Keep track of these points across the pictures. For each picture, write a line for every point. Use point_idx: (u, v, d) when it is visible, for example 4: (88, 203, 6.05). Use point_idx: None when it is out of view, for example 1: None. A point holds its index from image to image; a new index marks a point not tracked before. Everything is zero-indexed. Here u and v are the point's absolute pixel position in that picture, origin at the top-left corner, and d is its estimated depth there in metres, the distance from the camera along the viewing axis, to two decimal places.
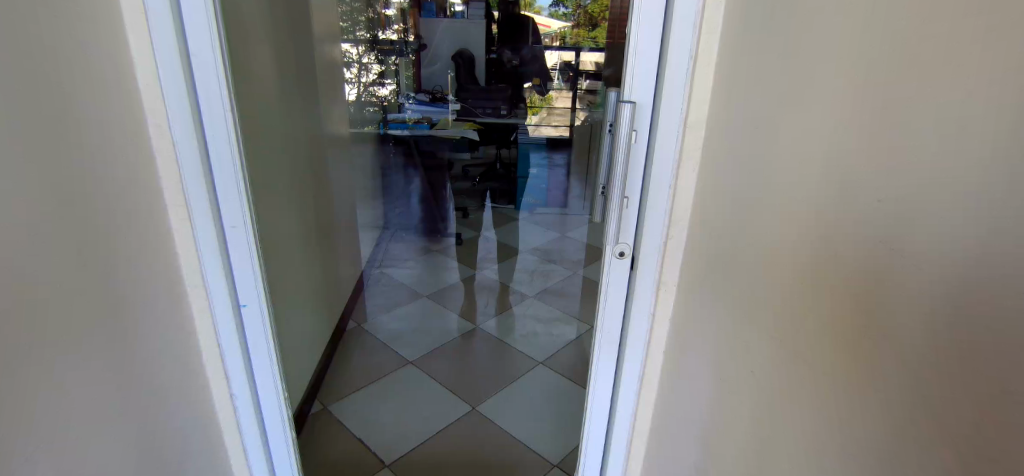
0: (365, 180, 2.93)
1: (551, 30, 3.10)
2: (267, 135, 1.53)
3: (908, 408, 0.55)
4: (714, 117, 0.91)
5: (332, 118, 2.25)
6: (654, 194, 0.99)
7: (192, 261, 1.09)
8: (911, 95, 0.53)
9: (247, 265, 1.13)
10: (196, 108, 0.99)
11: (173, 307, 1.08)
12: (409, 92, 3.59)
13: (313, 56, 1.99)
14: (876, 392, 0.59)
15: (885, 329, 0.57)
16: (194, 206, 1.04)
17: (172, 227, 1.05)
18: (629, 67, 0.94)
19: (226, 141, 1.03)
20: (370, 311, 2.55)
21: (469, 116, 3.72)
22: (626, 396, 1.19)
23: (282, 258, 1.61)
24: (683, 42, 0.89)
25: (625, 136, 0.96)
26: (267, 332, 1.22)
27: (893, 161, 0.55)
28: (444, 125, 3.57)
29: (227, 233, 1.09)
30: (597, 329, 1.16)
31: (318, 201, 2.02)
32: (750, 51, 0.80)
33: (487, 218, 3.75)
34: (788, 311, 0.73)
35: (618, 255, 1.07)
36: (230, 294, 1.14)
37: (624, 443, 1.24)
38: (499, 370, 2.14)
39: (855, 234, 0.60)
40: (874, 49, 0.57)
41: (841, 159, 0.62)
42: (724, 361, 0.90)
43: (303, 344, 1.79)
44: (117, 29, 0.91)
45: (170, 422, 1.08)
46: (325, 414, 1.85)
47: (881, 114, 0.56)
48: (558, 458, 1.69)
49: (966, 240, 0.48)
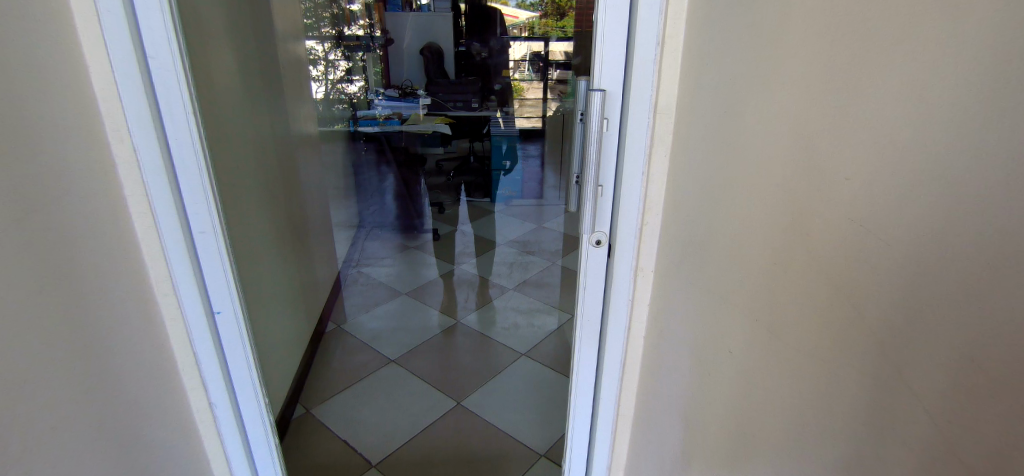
0: (337, 179, 2.88)
1: (518, 21, 3.03)
2: (232, 136, 1.49)
3: (882, 377, 0.57)
4: (683, 102, 0.92)
5: (300, 117, 2.20)
6: (628, 181, 1.00)
7: (161, 269, 1.06)
8: (873, 74, 0.55)
9: (219, 272, 1.11)
10: (156, 111, 0.96)
11: (144, 318, 1.05)
12: (378, 89, 3.59)
13: (277, 55, 1.95)
14: (853, 364, 0.61)
15: (856, 301, 0.59)
16: (160, 212, 1.01)
17: (137, 235, 1.02)
18: (598, 55, 0.95)
19: (190, 145, 1.00)
20: (349, 311, 2.53)
21: (439, 110, 3.64)
22: (609, 383, 1.20)
23: (255, 263, 1.58)
24: (649, 29, 0.90)
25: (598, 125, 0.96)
26: (243, 338, 1.19)
27: (859, 137, 0.57)
28: (416, 121, 3.49)
29: (196, 239, 1.07)
30: (578, 318, 1.17)
31: (290, 203, 1.99)
32: (715, 36, 0.81)
33: (462, 212, 3.82)
34: (763, 291, 0.75)
35: (594, 244, 1.07)
36: (203, 302, 1.11)
37: (610, 429, 1.26)
38: (482, 364, 2.14)
39: (826, 213, 0.62)
40: (836, 31, 0.59)
41: (808, 138, 0.64)
42: (703, 343, 0.92)
43: (281, 348, 1.76)
44: (68, 32, 0.87)
45: (148, 435, 1.05)
46: (309, 418, 1.83)
47: (846, 93, 0.58)
48: (545, 448, 1.70)
49: (932, 212, 0.50)
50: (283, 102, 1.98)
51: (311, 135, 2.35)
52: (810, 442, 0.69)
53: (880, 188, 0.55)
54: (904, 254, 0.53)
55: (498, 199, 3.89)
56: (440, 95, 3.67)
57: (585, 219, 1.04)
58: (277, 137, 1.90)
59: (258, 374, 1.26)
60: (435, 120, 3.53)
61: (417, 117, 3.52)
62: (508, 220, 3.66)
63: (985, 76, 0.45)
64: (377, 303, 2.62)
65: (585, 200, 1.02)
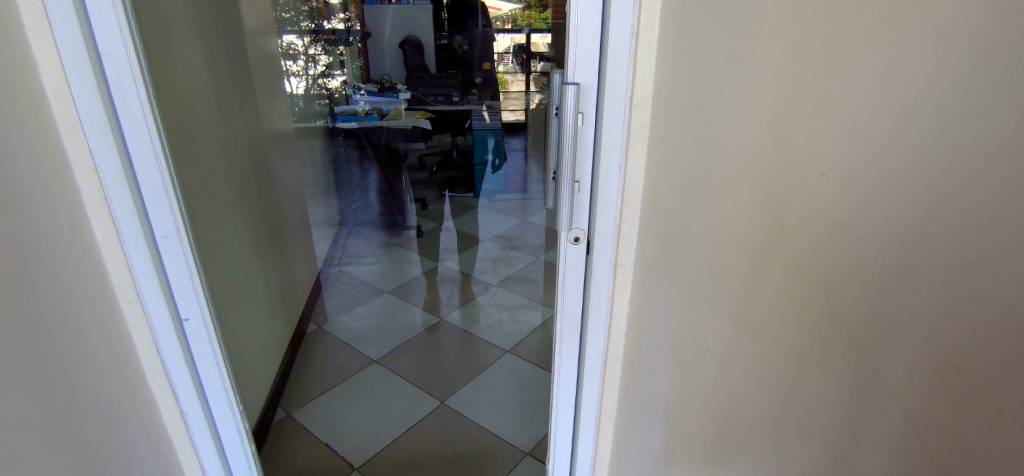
0: (317, 178, 2.84)
1: (501, 13, 2.88)
2: (199, 134, 1.44)
3: (859, 378, 0.57)
4: (659, 96, 0.90)
5: (273, 115, 2.15)
6: (604, 177, 0.98)
7: (124, 276, 1.02)
8: (848, 64, 0.53)
9: (186, 277, 1.07)
10: (112, 111, 0.92)
11: (108, 326, 1.00)
12: (357, 85, 3.49)
13: (246, 51, 1.89)
14: (831, 367, 0.60)
15: (832, 300, 0.58)
16: (120, 215, 0.97)
17: (97, 240, 0.97)
18: (571, 45, 0.92)
19: (150, 146, 0.96)
20: (331, 312, 2.48)
21: (420, 103, 3.60)
22: (592, 381, 1.19)
23: (229, 264, 1.54)
24: (623, 20, 0.88)
25: (572, 119, 0.93)
26: (214, 344, 1.15)
27: (835, 131, 0.55)
28: (396, 115, 3.40)
29: (159, 243, 1.02)
30: (559, 316, 1.15)
31: (264, 202, 1.93)
32: (689, 28, 0.79)
33: (446, 208, 3.78)
34: (739, 288, 0.74)
35: (572, 241, 1.06)
36: (170, 308, 1.07)
37: (593, 426, 1.25)
38: (466, 362, 2.12)
39: (803, 210, 0.60)
40: (809, 23, 0.58)
41: (785, 129, 0.62)
42: (681, 339, 0.91)
43: (258, 350, 1.72)
44: (13, 30, 0.82)
45: (118, 445, 1.02)
46: (290, 421, 1.80)
47: (820, 84, 0.57)
48: (530, 446, 1.69)
49: (907, 209, 0.49)
50: (255, 101, 1.94)
51: (287, 134, 2.30)
52: (790, 444, 0.69)
53: (857, 184, 0.53)
54: (881, 248, 0.52)
55: (482, 194, 3.84)
56: (420, 89, 3.64)
57: (562, 215, 1.02)
58: (249, 137, 1.85)
59: (231, 380, 1.22)
60: (415, 116, 3.42)
61: (396, 113, 3.41)
62: (490, 213, 3.63)
63: (961, 73, 0.43)
64: (358, 303, 2.58)
65: (562, 196, 1.00)
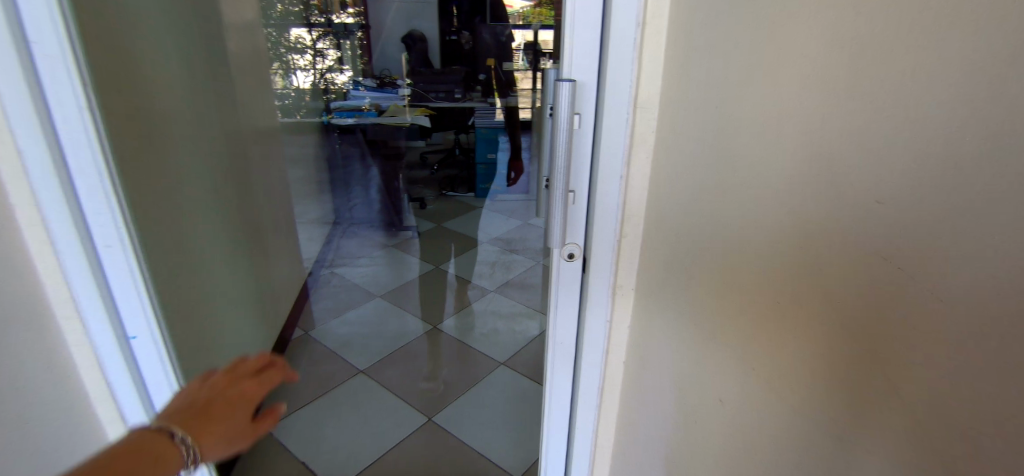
0: (310, 176, 2.74)
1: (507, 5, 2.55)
2: (169, 129, 1.34)
3: (930, 452, 0.46)
4: (668, 94, 0.77)
5: (257, 109, 2.04)
6: (603, 187, 0.86)
7: (62, 293, 0.86)
8: (918, 65, 0.43)
9: (135, 293, 0.92)
10: (42, 99, 0.76)
11: (45, 354, 0.85)
12: (358, 79, 3.41)
13: (226, 43, 1.79)
14: (890, 435, 0.50)
15: (891, 356, 0.48)
16: (56, 222, 0.81)
17: (30, 254, 0.81)
18: (567, 33, 0.80)
19: (87, 141, 0.82)
20: (318, 316, 2.39)
21: (421, 101, 3.48)
22: (585, 414, 1.06)
23: (202, 271, 1.44)
24: (627, 4, 0.75)
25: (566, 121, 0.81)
26: (167, 366, 1.01)
27: (901, 148, 0.45)
28: (395, 112, 3.27)
29: (101, 253, 0.87)
30: (550, 339, 1.03)
31: (244, 202, 1.83)
32: (706, 17, 0.68)
33: (446, 209, 3.67)
34: (766, 328, 0.63)
35: (567, 258, 0.94)
36: (116, 327, 0.92)
37: (587, 461, 1.13)
38: (457, 374, 2.01)
39: (853, 246, 0.50)
40: (861, 2, 0.47)
41: (828, 132, 0.51)
42: (691, 377, 0.80)
43: (235, 361, 1.62)
44: None
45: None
46: (266, 438, 1.68)
47: (880, 89, 0.46)
48: (520, 470, 1.57)
49: (1005, 252, 0.38)
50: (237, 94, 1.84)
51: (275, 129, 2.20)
52: None
53: (930, 218, 0.43)
54: (964, 280, 0.41)
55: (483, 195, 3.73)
56: (421, 85, 3.49)
57: (554, 229, 0.89)
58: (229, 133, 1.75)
59: None
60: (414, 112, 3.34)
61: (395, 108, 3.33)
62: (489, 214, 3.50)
63: None
64: (348, 307, 2.48)
65: (554, 207, 0.87)
